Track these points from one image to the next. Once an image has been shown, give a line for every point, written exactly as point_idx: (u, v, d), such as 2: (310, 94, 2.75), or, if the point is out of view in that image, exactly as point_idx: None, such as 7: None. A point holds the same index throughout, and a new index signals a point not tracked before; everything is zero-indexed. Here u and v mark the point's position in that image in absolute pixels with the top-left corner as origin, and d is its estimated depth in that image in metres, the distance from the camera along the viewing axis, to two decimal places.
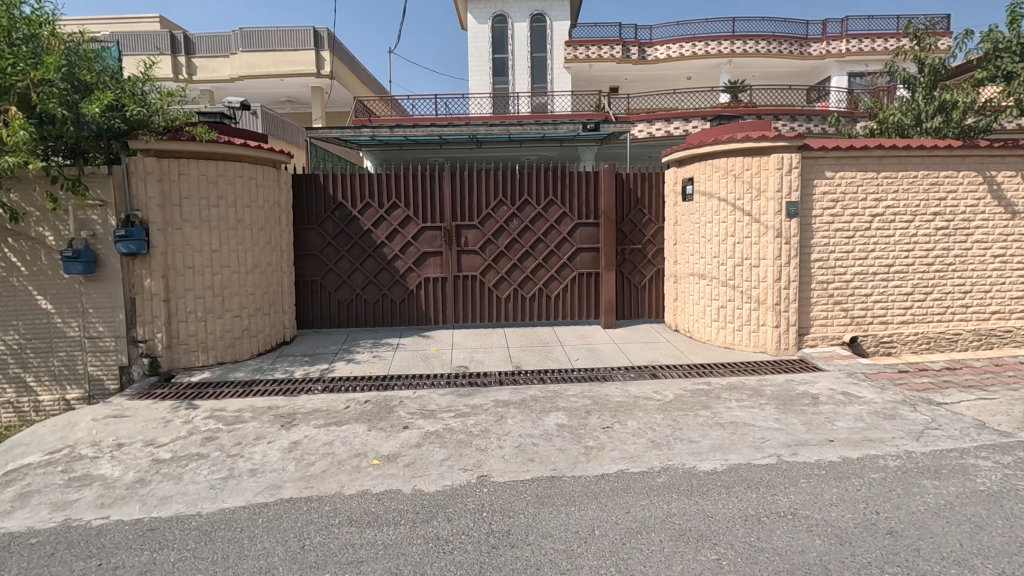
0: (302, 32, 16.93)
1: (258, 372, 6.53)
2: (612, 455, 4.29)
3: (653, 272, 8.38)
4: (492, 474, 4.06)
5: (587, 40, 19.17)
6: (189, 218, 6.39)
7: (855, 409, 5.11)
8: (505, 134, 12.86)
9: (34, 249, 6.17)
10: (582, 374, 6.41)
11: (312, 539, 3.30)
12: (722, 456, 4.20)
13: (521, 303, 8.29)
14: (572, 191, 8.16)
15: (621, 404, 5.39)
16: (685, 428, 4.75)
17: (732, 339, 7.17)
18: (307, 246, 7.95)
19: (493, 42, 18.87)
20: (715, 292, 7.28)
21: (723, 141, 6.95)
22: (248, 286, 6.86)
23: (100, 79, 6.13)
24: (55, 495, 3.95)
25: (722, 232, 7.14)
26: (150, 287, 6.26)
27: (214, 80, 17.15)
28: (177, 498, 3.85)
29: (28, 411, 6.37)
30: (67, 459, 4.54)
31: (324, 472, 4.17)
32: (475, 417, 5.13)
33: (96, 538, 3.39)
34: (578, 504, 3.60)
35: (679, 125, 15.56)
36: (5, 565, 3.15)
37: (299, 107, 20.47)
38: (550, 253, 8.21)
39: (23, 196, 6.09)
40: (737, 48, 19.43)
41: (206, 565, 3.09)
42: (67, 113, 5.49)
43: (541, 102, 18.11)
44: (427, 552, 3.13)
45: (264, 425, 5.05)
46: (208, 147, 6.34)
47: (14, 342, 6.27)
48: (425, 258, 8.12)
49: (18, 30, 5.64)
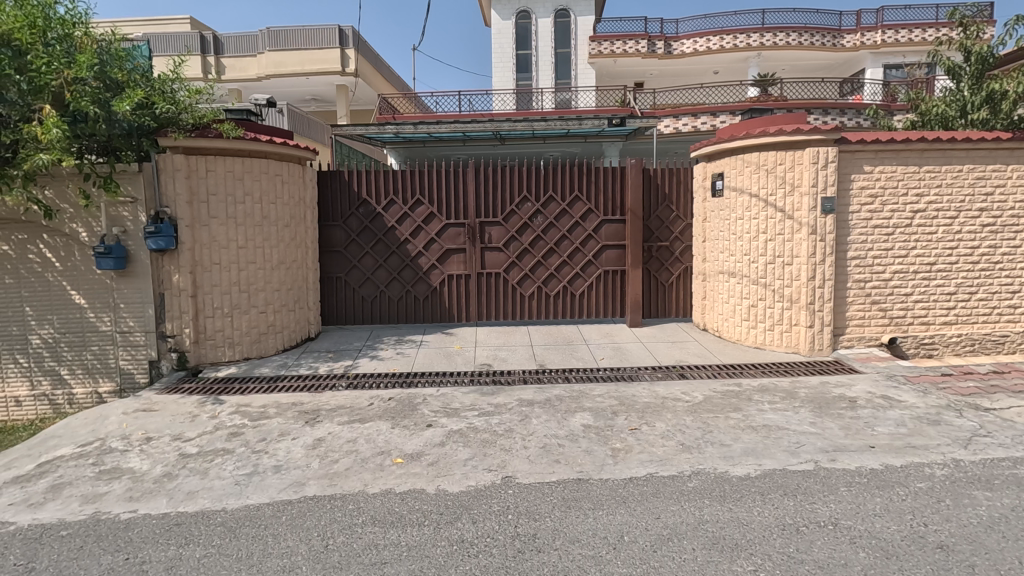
0: (328, 31, 17.09)
1: (282, 368, 6.56)
2: (641, 458, 4.17)
3: (681, 271, 8.19)
4: (517, 475, 3.97)
5: (611, 35, 18.94)
6: (216, 215, 6.43)
7: (896, 413, 4.88)
8: (529, 130, 12.73)
9: (68, 245, 6.31)
10: (608, 373, 6.29)
11: (335, 539, 3.26)
12: (756, 462, 4.03)
13: (545, 302, 8.18)
14: (598, 188, 8.02)
15: (649, 405, 5.25)
16: (716, 431, 4.59)
17: (764, 339, 6.95)
18: (332, 242, 7.97)
19: (517, 38, 18.74)
20: (746, 291, 7.06)
21: (755, 135, 6.71)
22: (274, 283, 6.90)
23: (131, 78, 6.22)
24: (85, 488, 3.99)
25: (754, 229, 6.93)
26: (178, 283, 6.33)
27: (242, 79, 17.42)
28: (203, 493, 3.86)
29: (62, 404, 6.53)
30: (98, 452, 4.60)
31: (348, 470, 4.13)
32: (499, 416, 5.05)
33: (124, 532, 3.41)
34: (606, 509, 3.49)
35: (706, 120, 15.27)
36: (35, 557, 3.18)
37: (324, 105, 20.69)
38: (575, 250, 8.08)
39: (58, 193, 6.21)
40: (767, 41, 18.94)
41: (231, 563, 3.06)
42: (99, 111, 5.58)
43: (565, 98, 17.93)
44: (451, 555, 3.07)
45: (289, 422, 5.06)
46: (235, 144, 6.36)
47: (49, 336, 6.43)
48: (449, 254, 8.07)
49: (52, 30, 5.77)
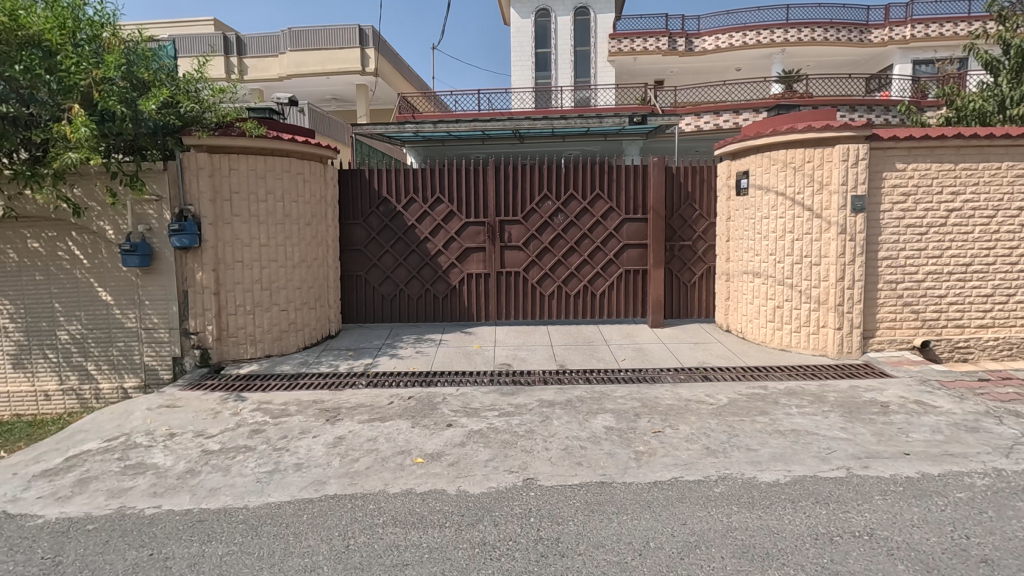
0: (348, 31, 17.19)
1: (304, 365, 6.59)
2: (665, 462, 4.08)
3: (704, 271, 8.04)
4: (539, 477, 3.91)
5: (631, 33, 18.78)
6: (238, 213, 6.48)
7: (931, 419, 4.72)
8: (549, 129, 12.65)
9: (95, 242, 6.43)
10: (629, 375, 6.20)
11: (356, 539, 3.23)
12: (785, 467, 3.92)
13: (565, 301, 8.11)
14: (619, 186, 7.93)
15: (672, 407, 5.15)
16: (742, 435, 4.48)
17: (789, 341, 6.78)
18: (352, 240, 8.00)
19: (536, 36, 18.65)
20: (771, 292, 6.89)
21: (784, 131, 6.53)
22: (295, 281, 6.93)
23: (157, 77, 6.27)
24: (111, 483, 4.03)
25: (780, 228, 6.76)
26: (201, 280, 6.39)
27: (264, 79, 17.60)
28: (224, 490, 3.87)
29: (89, 398, 6.66)
30: (123, 447, 4.65)
31: (369, 469, 4.11)
32: (519, 416, 5.00)
33: (148, 527, 3.43)
34: (631, 513, 3.41)
35: (729, 118, 15.03)
36: (62, 551, 3.21)
37: (344, 105, 20.85)
38: (595, 249, 7.99)
39: (86, 191, 6.31)
40: (791, 37, 18.71)
41: (253, 561, 3.06)
42: (125, 110, 5.65)
43: (584, 96, 17.80)
44: (474, 558, 3.02)
45: (309, 420, 5.06)
46: (258, 142, 6.39)
47: (77, 332, 6.55)
48: (468, 253, 8.03)
49: (82, 31, 5.85)
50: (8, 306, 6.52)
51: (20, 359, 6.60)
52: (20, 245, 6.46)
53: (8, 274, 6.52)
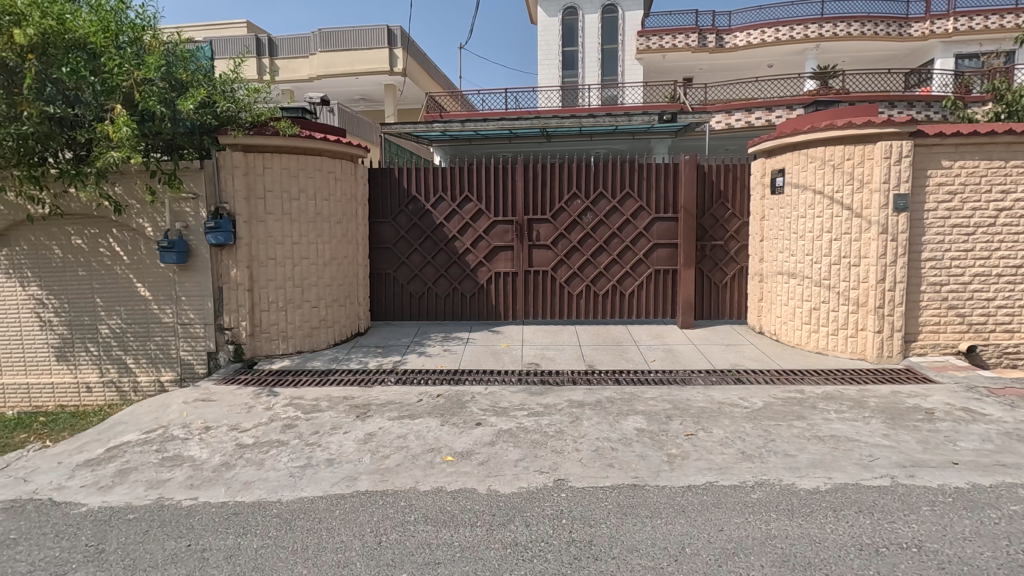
0: (377, 31, 17.37)
1: (334, 362, 6.67)
2: (699, 466, 3.99)
3: (736, 271, 7.87)
4: (570, 478, 3.87)
5: (660, 30, 18.46)
6: (272, 211, 6.59)
7: (980, 428, 4.51)
8: (577, 127, 12.56)
9: (135, 239, 6.61)
10: (659, 376, 6.10)
11: (388, 536, 3.24)
12: (825, 474, 3.79)
13: (593, 301, 8.03)
14: (650, 185, 7.83)
15: (705, 410, 5.04)
16: (779, 440, 4.36)
17: (826, 344, 6.59)
18: (381, 239, 8.07)
19: (563, 34, 18.57)
20: (807, 293, 6.70)
21: (822, 130, 6.37)
22: (326, 278, 7.02)
23: (195, 78, 6.41)
24: (150, 474, 4.13)
25: (817, 228, 6.57)
26: (235, 277, 6.50)
27: (294, 80, 17.87)
28: (258, 483, 3.92)
29: (128, 391, 6.84)
30: (161, 439, 4.76)
31: (399, 466, 4.13)
32: (549, 417, 4.95)
33: (186, 519, 3.49)
34: (664, 517, 3.34)
35: (761, 115, 14.69)
36: (105, 539, 3.29)
37: (372, 104, 21.05)
38: (624, 249, 7.90)
39: (126, 189, 6.48)
40: (826, 32, 18.17)
41: (287, 555, 3.09)
42: (164, 110, 5.77)
43: (612, 94, 17.64)
44: (505, 558, 3.00)
45: (340, 416, 5.11)
46: (291, 141, 6.50)
47: (117, 326, 6.74)
48: (496, 252, 8.01)
49: (124, 34, 6.04)
50: (52, 300, 6.75)
51: (64, 352, 6.82)
52: (64, 242, 6.66)
53: (52, 270, 6.72)
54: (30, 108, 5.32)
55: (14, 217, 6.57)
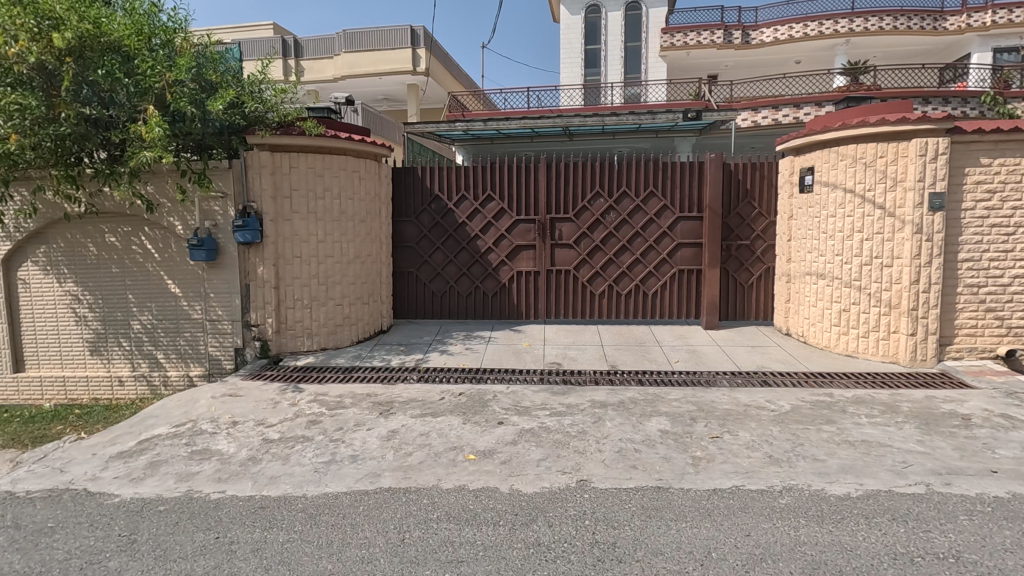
0: (401, 31, 17.52)
1: (357, 359, 6.74)
2: (725, 469, 3.92)
3: (762, 271, 7.73)
4: (593, 479, 3.84)
5: (683, 27, 18.08)
6: (298, 210, 6.69)
7: (1020, 435, 4.35)
8: (600, 125, 12.47)
9: (166, 237, 6.76)
10: (684, 377, 6.02)
11: (410, 533, 3.25)
12: (856, 480, 3.69)
13: (616, 301, 7.96)
14: (674, 183, 7.74)
15: (730, 412, 4.95)
16: (808, 444, 4.26)
17: (856, 347, 6.42)
18: (404, 238, 8.12)
19: (586, 33, 18.51)
20: (837, 294, 6.55)
21: (853, 126, 6.20)
22: (349, 276, 7.10)
23: (223, 79, 6.58)
24: (180, 467, 4.22)
25: (848, 228, 6.42)
26: (262, 275, 6.61)
27: (319, 80, 18.12)
28: (284, 478, 3.98)
29: (158, 385, 7.00)
30: (190, 433, 4.87)
31: (422, 464, 4.14)
32: (571, 417, 4.93)
33: (214, 511, 3.56)
34: (689, 521, 3.29)
35: (789, 112, 14.39)
36: (137, 529, 3.37)
37: (394, 104, 21.23)
38: (648, 248, 7.82)
39: (158, 188, 6.64)
40: (858, 26, 17.66)
41: (313, 549, 3.13)
42: (195, 110, 5.87)
43: (635, 93, 17.48)
44: (528, 558, 2.99)
45: (364, 412, 5.15)
46: (317, 140, 6.59)
47: (148, 322, 6.91)
48: (518, 251, 8.00)
49: (156, 37, 6.18)
50: (87, 296, 6.95)
51: (98, 346, 7.02)
52: (98, 240, 6.86)
53: (87, 267, 6.92)
54: (67, 109, 5.44)
55: (52, 216, 6.79)
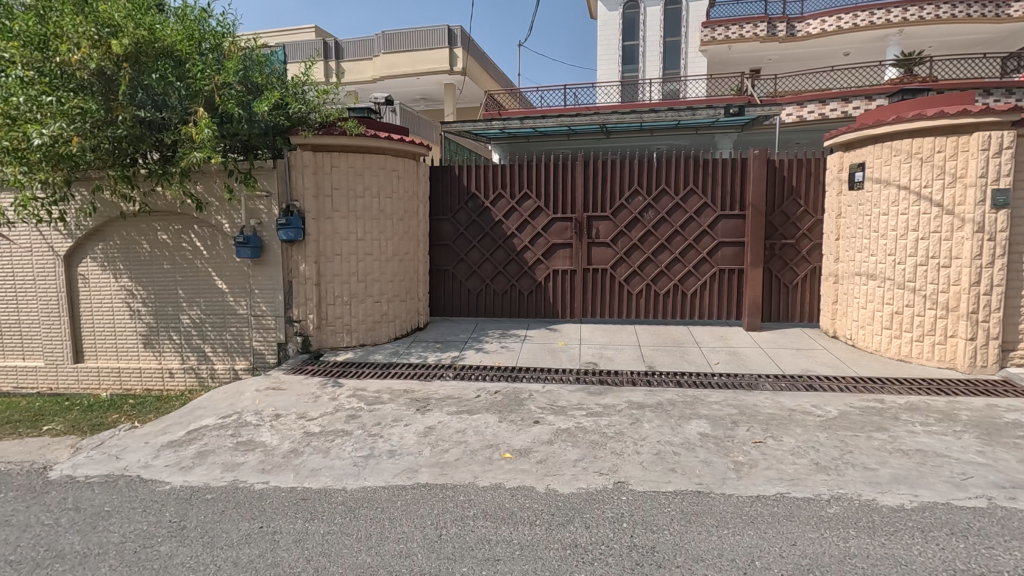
0: (438, 31, 17.69)
1: (395, 355, 6.83)
2: (768, 475, 3.79)
3: (808, 271, 7.46)
4: (630, 481, 3.78)
5: (727, 20, 17.62)
6: (338, 208, 6.83)
7: None
8: (638, 122, 12.29)
9: (214, 235, 7.01)
10: (724, 379, 5.87)
11: (448, 529, 3.27)
12: (910, 491, 3.52)
13: (654, 300, 7.83)
14: (715, 181, 7.56)
15: (774, 417, 4.80)
16: (857, 452, 4.08)
17: (910, 351, 6.13)
18: (441, 236, 8.19)
19: (624, 29, 18.31)
20: (889, 296, 6.25)
21: (909, 120, 5.88)
22: (387, 274, 7.20)
23: (269, 81, 6.75)
24: (226, 457, 4.37)
25: (902, 226, 6.12)
26: (304, 272, 6.78)
27: (359, 81, 18.46)
28: (325, 471, 4.07)
29: (205, 377, 7.26)
30: (236, 424, 5.03)
31: (458, 460, 4.17)
32: (608, 417, 4.86)
33: (259, 501, 3.67)
34: (732, 527, 3.20)
35: (837, 106, 13.87)
36: (186, 516, 3.50)
37: (431, 104, 21.47)
38: (687, 247, 7.66)
39: (207, 187, 6.87)
40: (912, 15, 16.86)
41: (352, 541, 3.18)
42: (242, 112, 6.04)
43: (673, 89, 17.15)
44: (566, 559, 2.96)
45: (401, 408, 5.22)
46: (357, 140, 6.72)
47: (197, 316, 7.18)
48: (555, 249, 7.95)
49: (206, 41, 6.40)
50: (141, 291, 7.27)
51: (150, 339, 7.33)
52: (151, 238, 7.16)
53: (141, 263, 7.23)
54: (125, 112, 5.71)
55: (109, 214, 7.12)
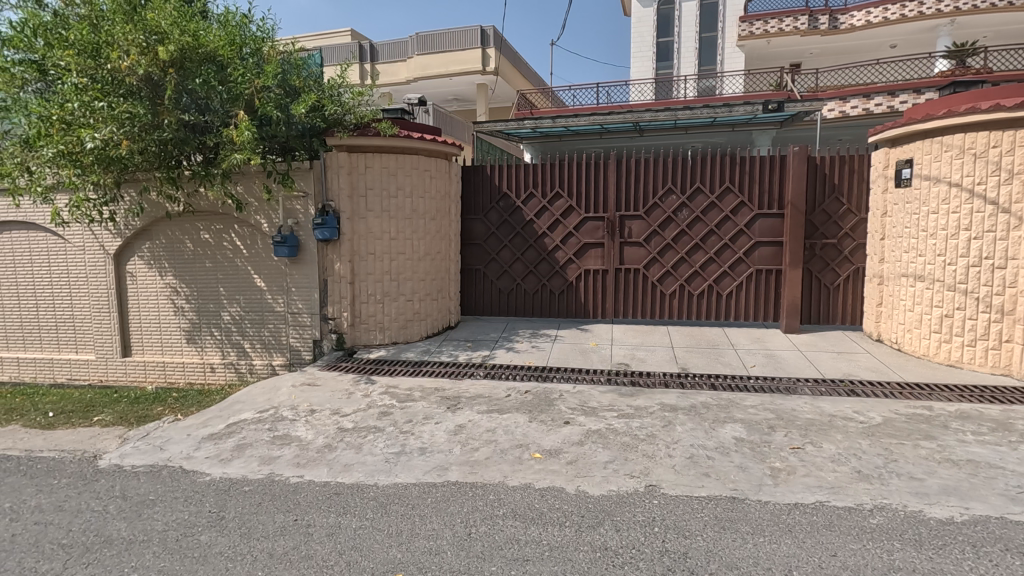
0: (471, 32, 17.78)
1: (426, 354, 6.90)
2: (807, 483, 3.67)
3: (850, 272, 7.19)
4: (662, 485, 3.71)
5: (766, 14, 17.20)
6: (372, 208, 6.94)
7: None
8: (672, 119, 12.07)
9: (253, 235, 7.21)
10: (761, 383, 5.70)
11: (477, 527, 3.28)
12: (961, 504, 3.35)
13: (687, 301, 7.69)
14: (752, 179, 7.37)
15: (813, 422, 4.64)
16: (903, 461, 3.91)
17: (960, 356, 5.85)
18: (472, 235, 8.22)
19: (658, 25, 18.05)
20: (938, 298, 5.98)
21: (961, 113, 5.63)
22: (419, 273, 7.28)
23: (306, 83, 6.93)
24: (263, 450, 4.48)
25: (954, 225, 5.85)
26: (339, 270, 6.92)
27: (393, 83, 18.72)
28: (357, 467, 4.13)
29: (244, 372, 7.48)
30: (273, 419, 5.17)
31: (488, 459, 4.18)
32: (640, 420, 4.79)
33: (294, 494, 3.76)
34: (768, 536, 3.11)
35: (882, 101, 13.34)
36: (225, 507, 3.61)
37: (464, 104, 21.61)
38: (723, 247, 7.49)
39: (246, 188, 7.07)
40: (965, 4, 16.05)
41: (384, 537, 3.22)
42: (280, 114, 6.22)
43: (709, 85, 16.80)
44: (595, 562, 2.93)
45: (432, 406, 5.26)
46: (391, 141, 6.83)
47: (237, 313, 7.40)
48: (586, 249, 7.89)
49: (247, 46, 6.59)
50: (185, 289, 7.54)
51: (193, 335, 7.60)
52: (195, 237, 7.41)
53: (185, 261, 7.50)
54: (170, 116, 5.94)
55: (155, 214, 7.41)
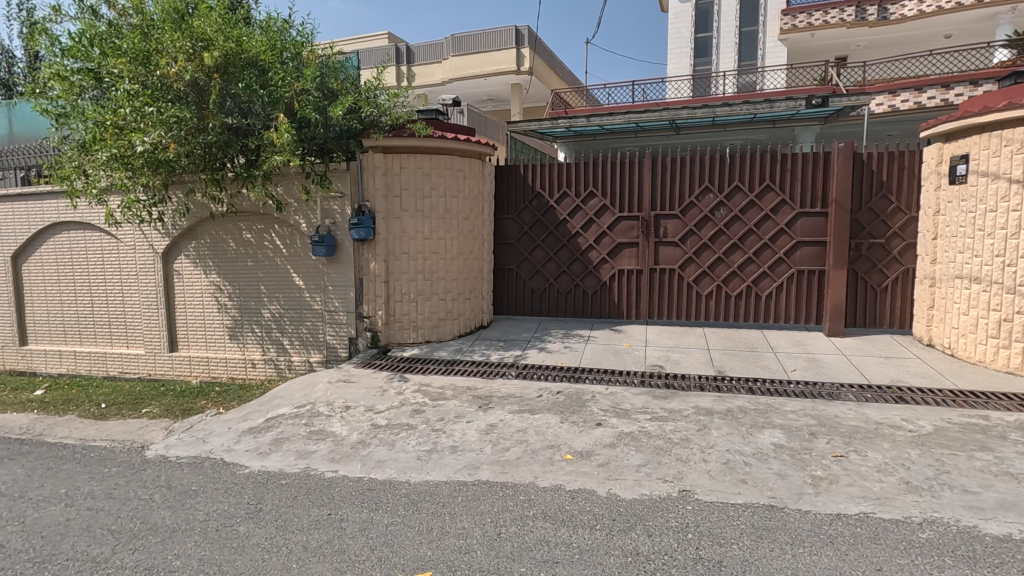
0: (506, 32, 17.82)
1: (458, 353, 6.94)
2: (850, 493, 3.52)
3: (899, 273, 6.88)
4: (696, 490, 3.63)
5: (810, 6, 16.63)
6: (407, 208, 7.03)
7: None
8: (710, 116, 11.81)
9: (293, 235, 7.40)
10: (801, 388, 5.51)
11: (507, 528, 3.28)
12: (1020, 520, 3.15)
13: (725, 302, 7.50)
14: (794, 177, 7.13)
15: (857, 430, 4.46)
16: (955, 473, 3.71)
17: (1020, 364, 5.52)
18: (505, 235, 8.23)
19: (696, 20, 17.67)
20: (996, 302, 5.65)
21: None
22: (453, 272, 7.34)
23: (344, 86, 7.06)
24: (299, 445, 4.59)
25: (1014, 224, 5.51)
26: (374, 270, 7.04)
27: (428, 84, 18.93)
28: (390, 463, 4.18)
29: (283, 368, 7.69)
30: (309, 414, 5.29)
31: (519, 459, 4.16)
32: (673, 423, 4.70)
33: (328, 489, 3.83)
34: (807, 546, 3.00)
35: (935, 94, 12.73)
36: (263, 499, 3.71)
37: (499, 104, 21.68)
38: (762, 246, 7.28)
39: (286, 189, 7.26)
40: None
41: (414, 534, 3.25)
42: (318, 117, 6.37)
43: (749, 81, 16.36)
44: (626, 566, 2.88)
45: (463, 405, 5.29)
46: (425, 141, 6.90)
47: (276, 311, 7.60)
48: (620, 249, 7.79)
49: (287, 51, 6.77)
50: (228, 287, 7.80)
51: (235, 332, 7.86)
52: (237, 237, 7.66)
53: (229, 260, 7.75)
54: (214, 120, 6.15)
55: (201, 215, 7.69)
